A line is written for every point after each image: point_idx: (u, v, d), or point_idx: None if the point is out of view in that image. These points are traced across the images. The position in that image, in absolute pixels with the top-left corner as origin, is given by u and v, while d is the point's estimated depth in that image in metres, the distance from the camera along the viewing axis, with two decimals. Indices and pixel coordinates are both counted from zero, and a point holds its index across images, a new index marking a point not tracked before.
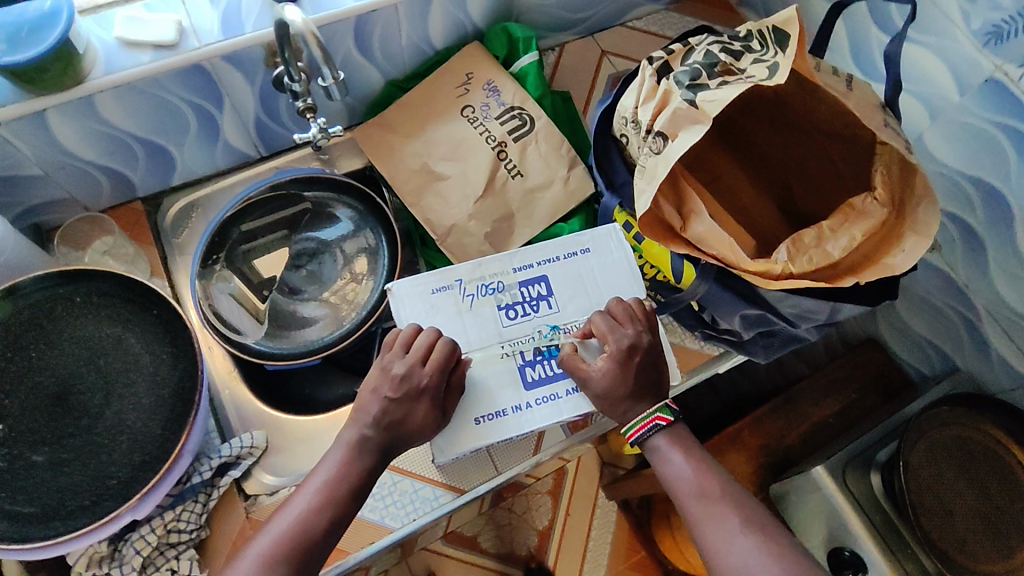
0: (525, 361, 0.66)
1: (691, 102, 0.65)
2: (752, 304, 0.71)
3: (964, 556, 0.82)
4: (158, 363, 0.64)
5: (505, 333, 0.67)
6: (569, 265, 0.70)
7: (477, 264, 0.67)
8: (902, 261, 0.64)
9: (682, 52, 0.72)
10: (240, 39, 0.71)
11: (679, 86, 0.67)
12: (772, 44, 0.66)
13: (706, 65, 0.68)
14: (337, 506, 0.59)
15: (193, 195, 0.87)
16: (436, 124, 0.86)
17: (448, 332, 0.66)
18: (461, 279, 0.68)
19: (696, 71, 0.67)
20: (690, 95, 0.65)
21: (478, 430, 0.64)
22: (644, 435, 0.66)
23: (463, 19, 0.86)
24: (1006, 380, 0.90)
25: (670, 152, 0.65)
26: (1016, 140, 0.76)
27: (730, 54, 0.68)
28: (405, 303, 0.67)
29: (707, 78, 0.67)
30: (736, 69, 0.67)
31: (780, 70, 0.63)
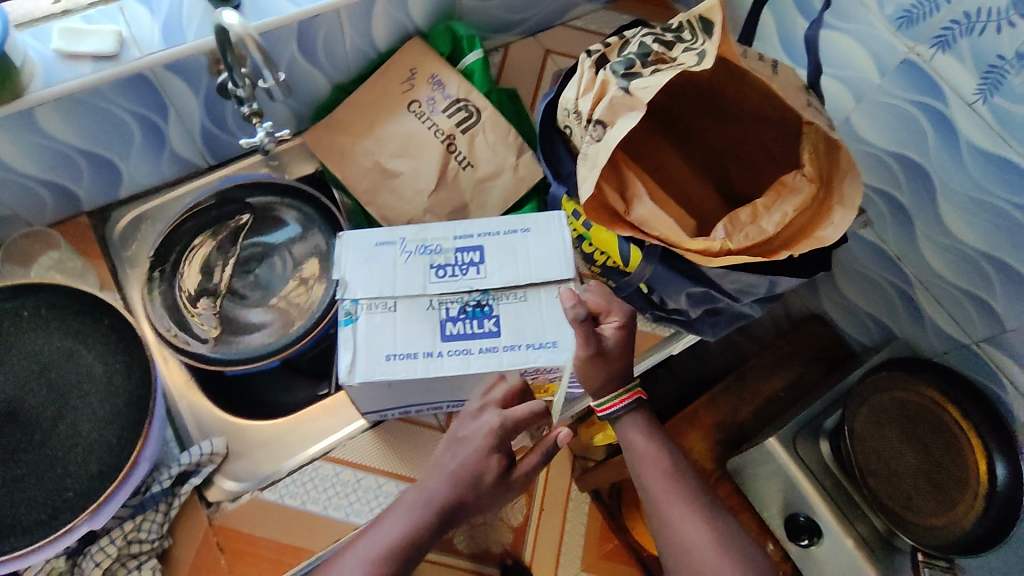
0: (448, 316, 0.68)
1: (625, 90, 0.67)
2: (696, 283, 0.75)
3: (910, 512, 0.87)
4: (112, 372, 0.64)
5: (432, 289, 0.68)
6: (506, 240, 0.71)
7: (419, 225, 0.70)
8: (832, 233, 0.68)
9: (619, 44, 0.74)
10: (182, 48, 0.71)
11: (614, 75, 0.69)
12: (700, 33, 0.68)
13: (640, 55, 0.70)
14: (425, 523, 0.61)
15: (140, 208, 0.86)
16: (385, 122, 0.87)
17: (379, 276, 0.68)
18: (404, 238, 0.70)
19: (631, 61, 0.69)
20: (625, 83, 0.68)
21: (386, 366, 0.65)
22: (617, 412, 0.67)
23: (406, 21, 0.87)
24: (939, 343, 0.96)
25: (610, 138, 0.67)
26: (932, 116, 0.81)
27: (663, 44, 0.70)
28: (349, 247, 0.69)
29: (641, 66, 0.69)
30: (669, 58, 0.69)
31: (708, 57, 0.65)
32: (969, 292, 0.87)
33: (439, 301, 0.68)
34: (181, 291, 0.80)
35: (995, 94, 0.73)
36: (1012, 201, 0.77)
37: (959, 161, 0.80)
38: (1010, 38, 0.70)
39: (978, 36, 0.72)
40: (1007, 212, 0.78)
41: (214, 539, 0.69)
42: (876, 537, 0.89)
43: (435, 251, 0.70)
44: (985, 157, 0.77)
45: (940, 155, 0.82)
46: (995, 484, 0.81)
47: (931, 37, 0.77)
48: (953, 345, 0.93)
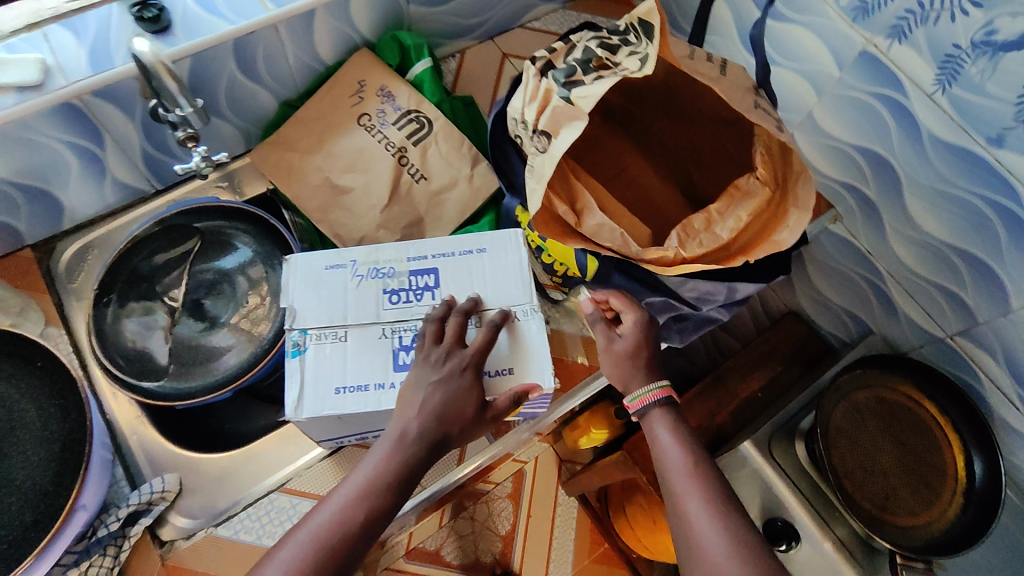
0: (401, 345, 0.65)
1: (566, 100, 0.63)
2: (656, 292, 0.73)
3: (887, 512, 0.86)
4: (47, 415, 0.62)
5: (385, 316, 0.67)
6: (461, 261, 0.69)
7: (369, 248, 0.68)
8: (788, 236, 0.64)
9: (565, 49, 0.69)
10: (110, 73, 0.69)
11: (556, 84, 0.65)
12: (643, 36, 0.65)
13: (582, 61, 0.66)
14: (379, 499, 0.55)
15: (87, 237, 0.84)
16: (335, 137, 0.84)
17: (329, 304, 0.66)
18: (355, 260, 0.69)
19: (572, 68, 0.66)
20: (566, 92, 0.64)
21: (338, 399, 0.62)
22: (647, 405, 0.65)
23: (350, 32, 0.85)
24: (914, 337, 0.94)
25: (554, 150, 0.62)
26: (894, 108, 0.78)
27: (608, 48, 0.67)
28: (298, 274, 0.67)
29: (582, 74, 0.65)
30: (612, 63, 0.66)
31: (650, 61, 0.63)
32: (941, 286, 0.85)
33: (391, 327, 0.66)
34: (130, 320, 0.78)
35: (953, 85, 0.71)
36: (977, 193, 0.75)
37: (923, 154, 0.78)
38: (965, 28, 0.67)
39: (933, 26, 0.70)
40: (973, 204, 0.76)
41: None
42: (856, 540, 0.87)
43: (388, 275, 0.68)
44: (948, 150, 0.75)
45: (905, 148, 0.79)
46: (973, 481, 0.81)
47: (887, 27, 0.75)
48: (929, 339, 0.91)
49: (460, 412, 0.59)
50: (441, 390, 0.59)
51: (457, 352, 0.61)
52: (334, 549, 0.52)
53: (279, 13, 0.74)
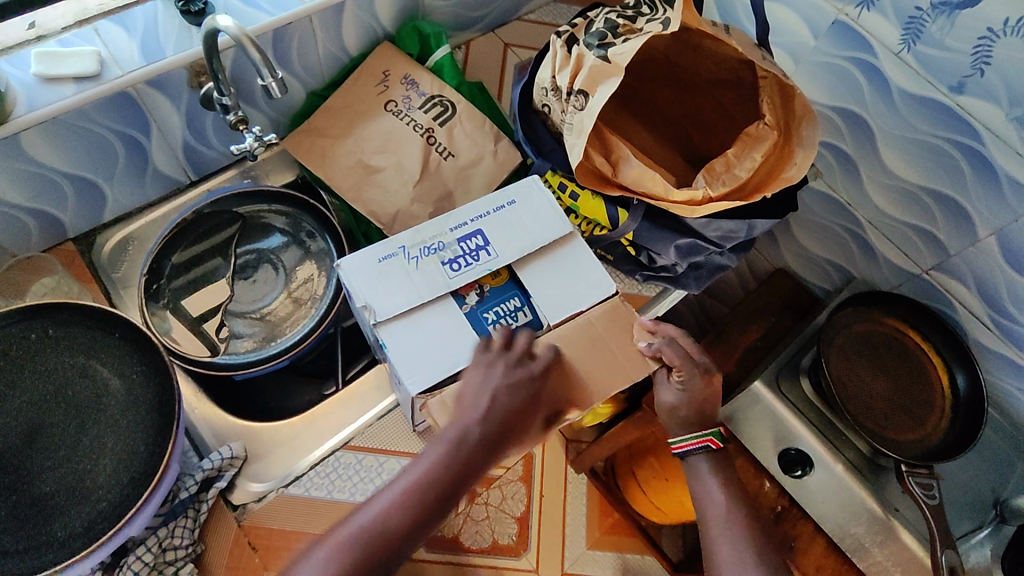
0: (478, 306, 0.71)
1: (602, 59, 0.73)
2: (683, 234, 0.81)
3: (887, 431, 0.95)
4: (130, 384, 0.65)
5: (454, 283, 0.70)
6: (500, 216, 0.74)
7: (416, 229, 0.70)
8: (795, 172, 0.76)
9: (585, 24, 0.78)
10: (163, 63, 0.72)
11: (590, 48, 0.74)
12: (661, 5, 0.75)
13: (610, 27, 0.75)
14: (422, 502, 0.61)
15: (126, 229, 0.86)
16: (364, 122, 0.89)
17: (401, 291, 0.68)
18: (403, 246, 0.71)
19: (602, 33, 0.74)
20: (601, 52, 0.73)
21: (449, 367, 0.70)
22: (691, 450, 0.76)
23: (373, 24, 0.90)
24: (894, 278, 1.04)
25: (593, 105, 0.72)
26: (866, 69, 0.89)
27: (627, 18, 0.76)
28: (356, 274, 0.68)
29: (612, 38, 0.74)
30: (636, 28, 0.74)
31: (673, 22, 0.72)
32: (914, 226, 0.96)
33: (462, 294, 0.71)
34: (179, 306, 0.82)
35: (917, 43, 0.82)
36: (943, 138, 0.86)
37: (895, 110, 0.89)
38: None
39: None
40: (941, 147, 0.87)
41: (246, 539, 0.71)
42: (863, 460, 0.97)
43: (441, 248, 0.71)
44: (917, 101, 0.86)
45: (877, 103, 0.90)
46: (957, 394, 0.94)
47: None
48: (906, 278, 1.02)
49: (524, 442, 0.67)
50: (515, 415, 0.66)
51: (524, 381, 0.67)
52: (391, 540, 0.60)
53: (315, 5, 0.80)
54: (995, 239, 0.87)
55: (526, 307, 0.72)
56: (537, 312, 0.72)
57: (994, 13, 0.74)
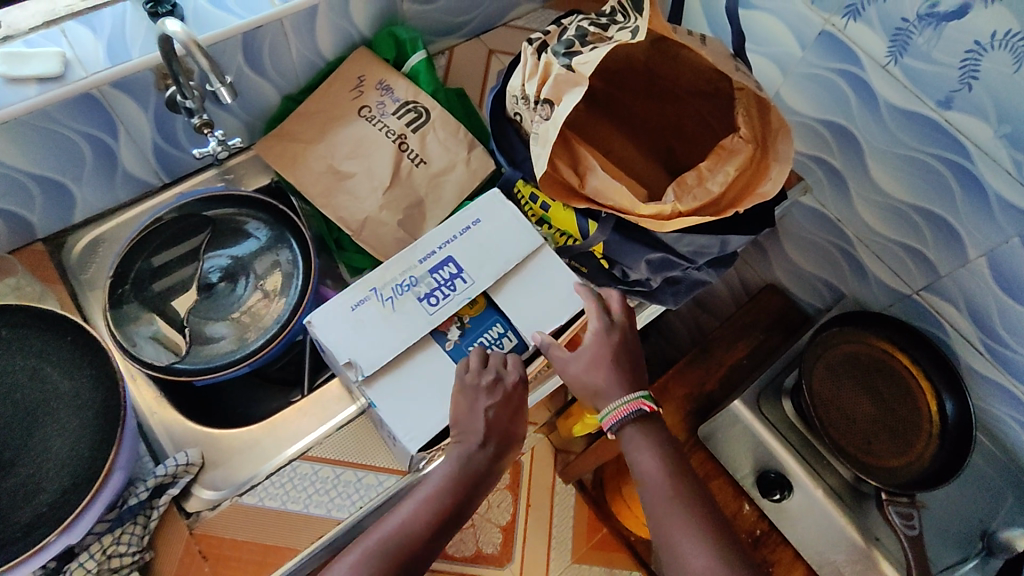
0: (462, 341, 0.70)
1: (568, 67, 0.70)
2: (655, 249, 0.79)
3: (869, 456, 0.91)
4: (78, 387, 0.64)
5: (434, 317, 0.69)
6: (467, 239, 0.73)
7: (384, 269, 0.69)
8: (770, 187, 0.73)
9: (558, 31, 0.76)
10: (127, 65, 0.72)
11: (556, 56, 0.72)
12: (633, 13, 0.72)
13: (579, 36, 0.73)
14: (440, 514, 0.63)
15: (97, 231, 0.86)
16: (337, 128, 0.88)
17: (381, 338, 0.67)
18: (374, 288, 0.70)
19: (570, 41, 0.73)
20: (566, 61, 0.71)
21: None
22: (625, 418, 0.68)
23: (349, 29, 0.89)
24: (884, 297, 1.01)
25: (558, 115, 0.70)
26: (853, 81, 0.87)
27: (599, 27, 0.74)
28: (332, 331, 0.67)
29: (580, 46, 0.72)
30: (606, 37, 0.72)
31: (640, 31, 0.69)
32: (904, 244, 0.93)
33: (443, 331, 0.70)
34: (141, 310, 0.81)
35: (904, 55, 0.79)
36: (931, 153, 0.83)
37: (883, 124, 0.86)
38: (911, 3, 0.75)
39: (883, 3, 0.78)
40: (929, 163, 0.83)
41: (196, 548, 0.69)
42: (846, 487, 0.93)
43: (413, 284, 0.70)
44: (904, 116, 0.83)
45: (865, 116, 0.87)
46: (945, 420, 0.90)
47: (842, 7, 0.82)
48: (897, 298, 0.99)
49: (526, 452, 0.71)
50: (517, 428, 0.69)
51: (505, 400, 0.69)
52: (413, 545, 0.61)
53: (285, 8, 0.79)
54: (985, 260, 0.84)
55: (509, 332, 0.72)
56: (519, 334, 0.72)
57: (982, 26, 0.71)
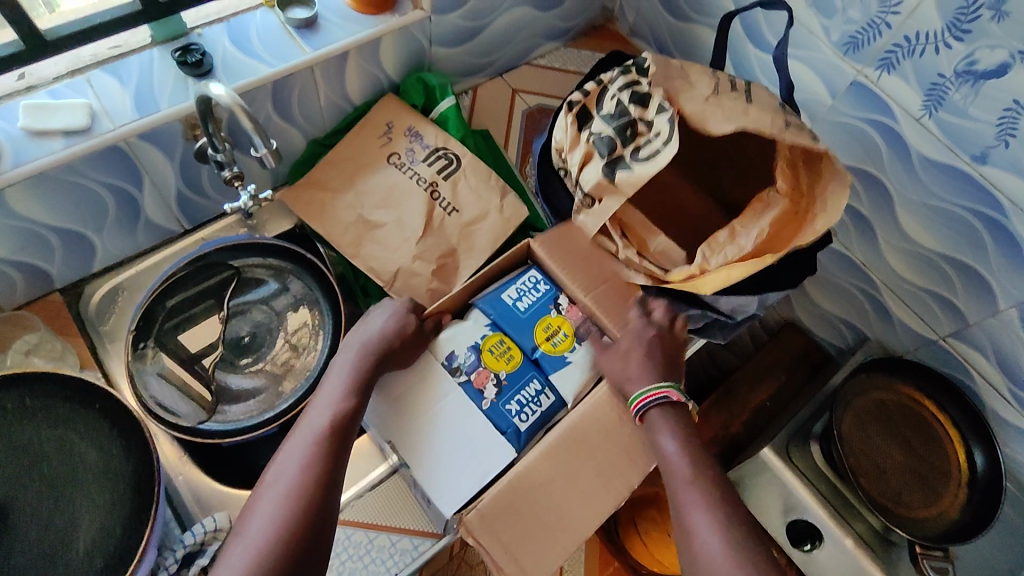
0: (501, 399, 0.68)
1: (610, 178, 0.73)
2: (694, 304, 0.78)
3: (902, 507, 0.91)
4: (109, 458, 0.61)
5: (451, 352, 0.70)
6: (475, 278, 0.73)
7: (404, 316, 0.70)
8: (811, 238, 0.72)
9: (597, 94, 0.76)
10: (156, 116, 0.70)
11: (599, 157, 0.74)
12: (670, 99, 0.72)
13: (619, 129, 0.73)
14: (352, 400, 0.63)
15: (115, 279, 0.83)
16: (366, 176, 0.87)
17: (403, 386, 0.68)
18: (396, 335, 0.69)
19: (612, 140, 0.73)
20: (609, 172, 0.73)
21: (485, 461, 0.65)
22: (648, 407, 0.65)
23: (378, 74, 0.88)
24: (908, 342, 1.01)
25: (598, 214, 0.75)
26: (884, 132, 0.87)
27: (639, 103, 0.73)
28: None
29: (621, 145, 0.73)
30: (646, 129, 0.72)
31: (675, 146, 0.70)
32: (930, 290, 0.93)
33: (478, 389, 0.68)
34: (165, 359, 0.77)
35: (939, 109, 0.79)
36: (962, 205, 0.83)
37: (914, 174, 0.86)
38: (948, 59, 0.76)
39: (919, 58, 0.79)
40: (960, 215, 0.84)
41: None
42: (874, 534, 0.92)
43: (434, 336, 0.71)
44: (938, 168, 0.83)
45: (896, 167, 0.87)
46: (975, 471, 0.89)
47: (877, 60, 0.83)
48: (922, 342, 0.99)
49: (584, 529, 0.64)
50: (572, 496, 0.64)
51: (542, 447, 0.65)
52: (330, 446, 0.59)
53: (316, 56, 0.77)
54: (1016, 312, 0.84)
55: (547, 389, 0.70)
56: (558, 393, 0.70)
57: (1019, 86, 0.71)
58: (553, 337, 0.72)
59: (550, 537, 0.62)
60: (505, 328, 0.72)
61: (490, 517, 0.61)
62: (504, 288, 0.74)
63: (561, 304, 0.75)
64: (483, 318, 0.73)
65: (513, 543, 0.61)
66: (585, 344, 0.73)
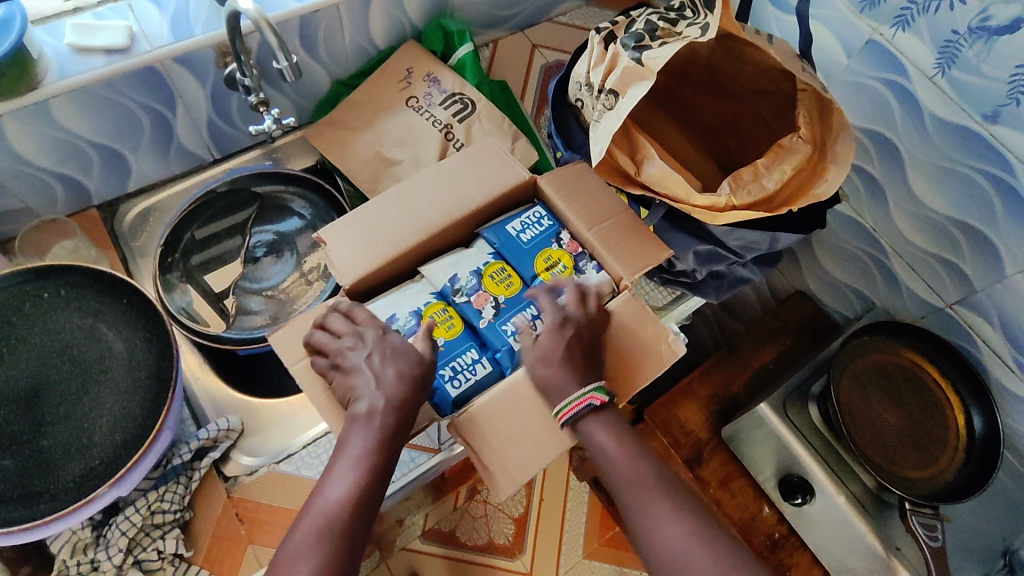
0: (497, 320, 0.69)
1: (637, 61, 0.73)
2: (704, 241, 0.80)
3: (894, 466, 0.92)
4: (132, 348, 0.67)
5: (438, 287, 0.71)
6: (463, 169, 0.75)
7: (396, 198, 0.73)
8: (825, 189, 0.73)
9: (625, 24, 0.78)
10: (191, 41, 0.75)
11: (626, 48, 0.74)
12: (702, 10, 0.75)
13: (648, 30, 0.75)
14: (361, 495, 0.58)
15: (148, 201, 0.89)
16: (385, 116, 0.91)
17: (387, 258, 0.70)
18: (386, 215, 0.72)
19: (640, 35, 0.74)
20: (636, 55, 0.73)
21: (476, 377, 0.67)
22: (577, 416, 0.64)
23: (402, 18, 0.91)
24: (915, 309, 1.01)
25: (621, 107, 0.73)
26: (898, 92, 0.87)
27: (668, 21, 0.76)
28: (344, 255, 0.69)
29: (650, 40, 0.74)
30: (675, 32, 0.74)
31: (711, 29, 0.73)
32: (939, 256, 0.93)
33: (477, 310, 0.69)
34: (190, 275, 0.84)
35: (953, 68, 0.80)
36: (975, 167, 0.83)
37: (926, 135, 0.86)
38: (963, 15, 0.76)
39: (934, 15, 0.79)
40: (971, 177, 0.84)
41: (234, 510, 0.71)
42: (868, 495, 0.94)
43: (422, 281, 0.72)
44: (948, 128, 0.83)
45: (909, 129, 0.88)
46: (973, 434, 0.90)
47: (892, 17, 0.83)
48: (929, 310, 0.99)
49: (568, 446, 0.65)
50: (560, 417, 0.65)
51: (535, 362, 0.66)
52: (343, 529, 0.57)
53: None
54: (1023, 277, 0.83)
55: (543, 314, 0.70)
56: None
57: None
58: (553, 268, 0.72)
59: (539, 452, 0.64)
60: (505, 255, 0.72)
61: (481, 421, 0.63)
62: (509, 220, 0.74)
63: (563, 238, 0.74)
64: (487, 246, 0.73)
65: (501, 448, 0.63)
66: (583, 276, 0.72)
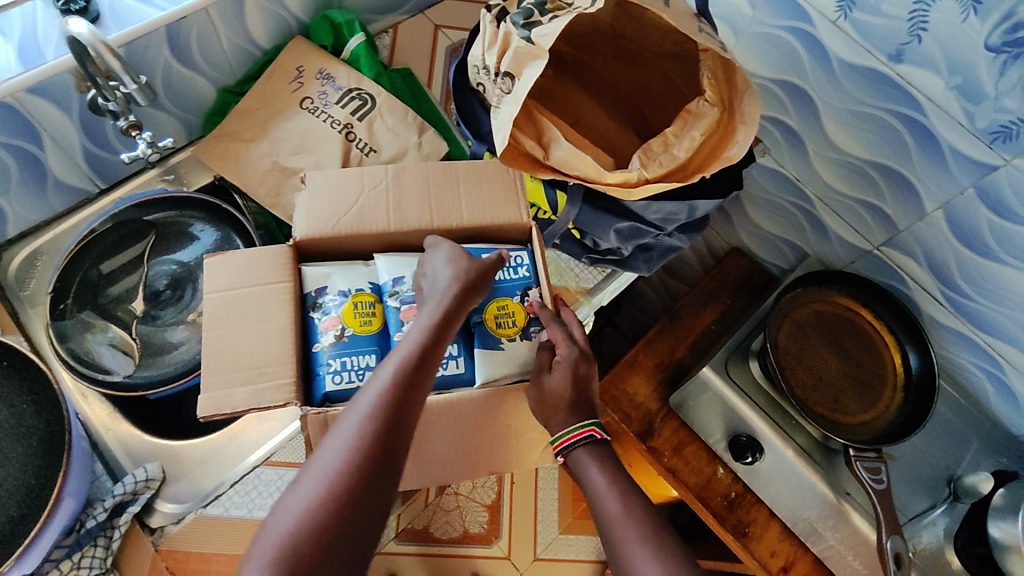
0: None
1: (527, 39, 0.68)
2: (623, 218, 0.78)
3: (839, 414, 0.92)
4: (18, 414, 0.65)
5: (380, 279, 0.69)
6: (462, 177, 0.72)
7: (392, 185, 0.70)
8: (737, 151, 0.71)
9: None
10: (43, 68, 0.68)
11: (515, 27, 0.70)
12: None
13: (538, 4, 0.71)
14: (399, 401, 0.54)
15: (35, 243, 0.83)
16: (279, 122, 0.85)
17: (348, 227, 0.68)
18: (366, 197, 0.69)
19: (528, 11, 0.70)
20: (526, 33, 0.69)
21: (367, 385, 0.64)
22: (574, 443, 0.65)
23: (283, 14, 0.85)
24: (846, 254, 1.01)
25: (518, 89, 0.69)
26: (806, 39, 0.85)
27: None
28: (312, 210, 0.68)
29: (540, 15, 0.70)
30: (565, 4, 0.71)
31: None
32: (861, 200, 0.93)
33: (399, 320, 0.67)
34: (90, 317, 0.77)
35: (853, 10, 0.78)
36: (887, 109, 0.82)
37: (836, 81, 0.85)
38: None
39: None
40: (885, 119, 0.83)
41: (163, 564, 0.70)
42: (814, 444, 0.95)
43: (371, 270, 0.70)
44: (857, 71, 0.82)
45: (818, 75, 0.86)
46: (909, 372, 0.91)
47: None
48: (859, 254, 0.99)
49: None
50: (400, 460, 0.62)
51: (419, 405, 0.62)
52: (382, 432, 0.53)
53: None
54: (942, 213, 0.84)
55: (460, 357, 0.66)
56: (471, 367, 0.66)
57: None
58: (501, 318, 0.68)
59: None
60: None
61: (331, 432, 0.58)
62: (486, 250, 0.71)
63: (528, 294, 0.70)
64: None
65: None
66: (523, 341, 0.68)
